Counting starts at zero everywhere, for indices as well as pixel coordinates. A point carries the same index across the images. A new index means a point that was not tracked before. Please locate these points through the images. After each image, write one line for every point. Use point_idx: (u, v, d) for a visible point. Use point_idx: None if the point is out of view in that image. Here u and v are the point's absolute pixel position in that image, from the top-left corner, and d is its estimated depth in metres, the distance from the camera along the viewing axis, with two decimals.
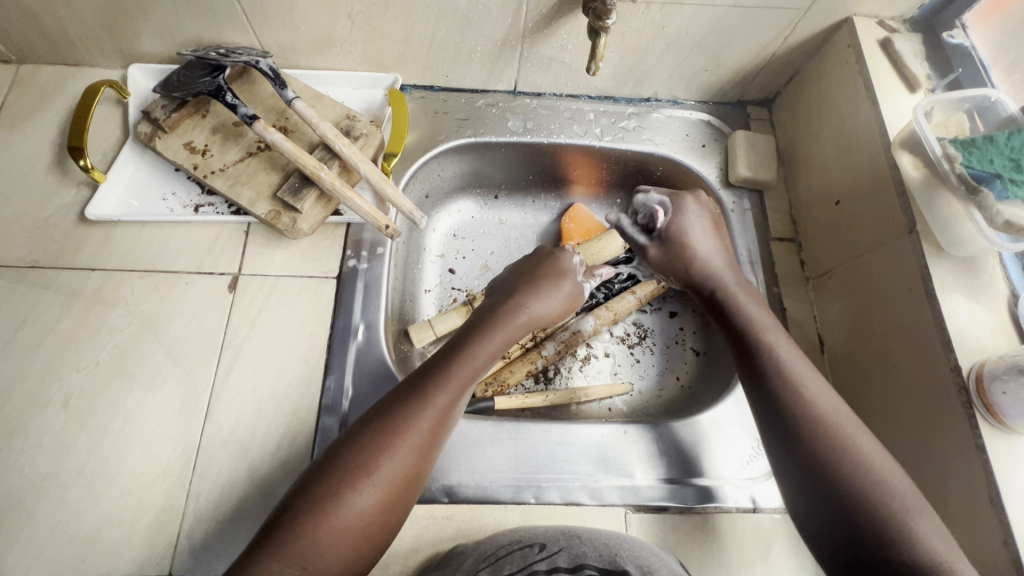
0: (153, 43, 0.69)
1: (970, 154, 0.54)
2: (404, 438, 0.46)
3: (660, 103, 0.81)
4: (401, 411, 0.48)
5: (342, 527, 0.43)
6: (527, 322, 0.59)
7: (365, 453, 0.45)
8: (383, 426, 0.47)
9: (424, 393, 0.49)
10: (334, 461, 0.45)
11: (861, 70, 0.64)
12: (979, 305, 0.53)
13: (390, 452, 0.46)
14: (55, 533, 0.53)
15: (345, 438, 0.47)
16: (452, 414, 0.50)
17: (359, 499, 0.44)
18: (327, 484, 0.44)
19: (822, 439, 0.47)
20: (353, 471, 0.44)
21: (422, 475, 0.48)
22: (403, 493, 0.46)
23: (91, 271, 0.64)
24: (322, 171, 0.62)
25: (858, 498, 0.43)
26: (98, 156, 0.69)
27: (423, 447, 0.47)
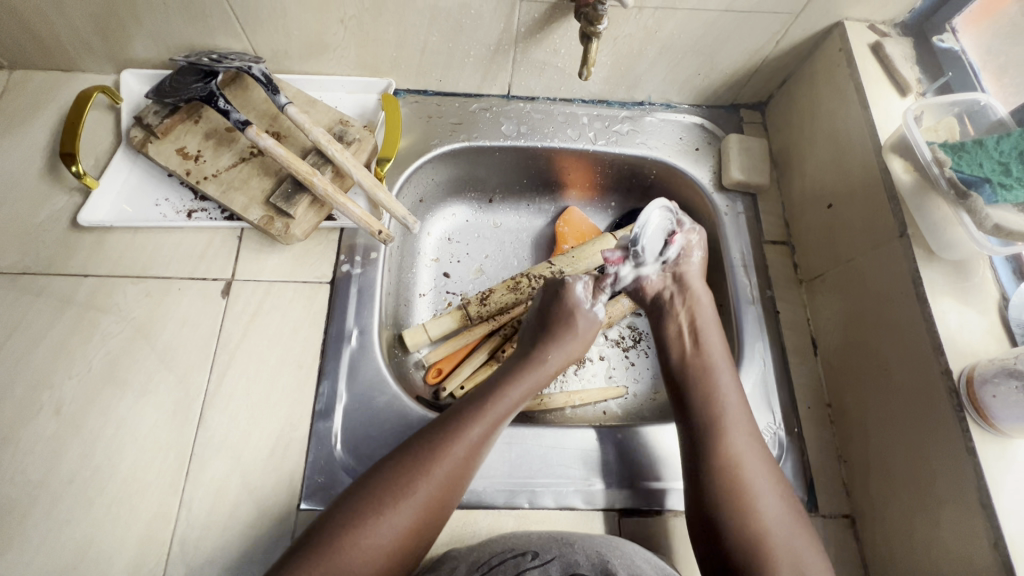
0: (145, 49, 0.69)
1: (959, 158, 0.55)
2: (435, 468, 0.49)
3: (653, 106, 0.81)
4: (435, 442, 0.50)
5: (370, 549, 0.44)
6: (555, 366, 0.62)
7: (399, 478, 0.48)
8: (422, 452, 0.49)
9: (457, 427, 0.52)
10: (367, 484, 0.48)
11: (852, 74, 0.65)
12: (970, 307, 0.53)
13: (421, 479, 0.48)
14: (47, 541, 0.53)
15: (380, 464, 0.50)
16: (486, 448, 0.52)
17: (388, 524, 0.46)
18: (365, 504, 0.46)
19: (741, 486, 0.52)
20: (386, 495, 0.47)
21: (449, 506, 0.49)
22: (429, 521, 0.48)
23: (84, 277, 0.64)
24: (315, 176, 0.62)
25: (759, 535, 0.50)
26: (91, 161, 0.69)
27: (452, 480, 0.49)
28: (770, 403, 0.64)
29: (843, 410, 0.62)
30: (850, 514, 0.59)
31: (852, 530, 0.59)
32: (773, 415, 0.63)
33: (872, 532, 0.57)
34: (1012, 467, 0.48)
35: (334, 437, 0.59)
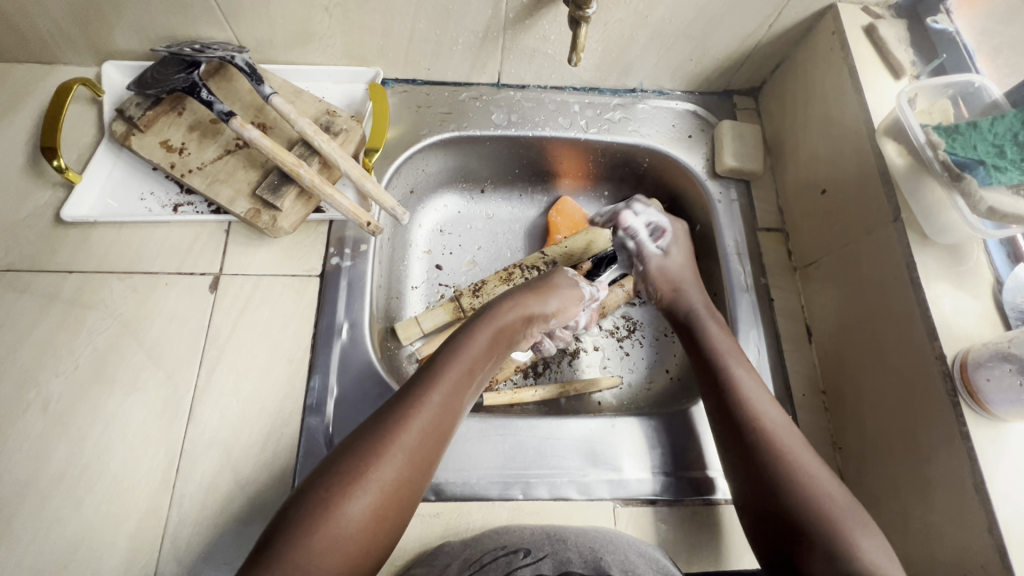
0: (127, 40, 0.67)
1: (953, 140, 0.54)
2: (396, 441, 0.47)
3: (645, 93, 0.80)
4: (392, 415, 0.49)
5: (339, 534, 0.43)
6: (521, 316, 0.61)
7: (359, 457, 0.46)
8: (377, 434, 0.48)
9: (412, 401, 0.50)
10: (329, 469, 0.46)
11: (845, 57, 0.64)
12: (964, 292, 0.53)
13: (383, 457, 0.46)
14: (37, 540, 0.52)
15: (342, 446, 0.48)
16: (446, 415, 0.51)
17: (353, 506, 0.44)
18: (320, 496, 0.44)
19: (777, 465, 0.50)
20: (346, 477, 0.45)
21: (420, 478, 0.48)
22: (400, 499, 0.47)
23: (69, 274, 0.63)
24: (301, 167, 0.61)
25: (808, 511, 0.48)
26: (74, 155, 0.67)
27: (417, 453, 0.48)
28: None
29: (837, 397, 0.62)
30: None
31: None
32: None
33: None
34: (1006, 451, 0.47)
35: (326, 431, 0.59)
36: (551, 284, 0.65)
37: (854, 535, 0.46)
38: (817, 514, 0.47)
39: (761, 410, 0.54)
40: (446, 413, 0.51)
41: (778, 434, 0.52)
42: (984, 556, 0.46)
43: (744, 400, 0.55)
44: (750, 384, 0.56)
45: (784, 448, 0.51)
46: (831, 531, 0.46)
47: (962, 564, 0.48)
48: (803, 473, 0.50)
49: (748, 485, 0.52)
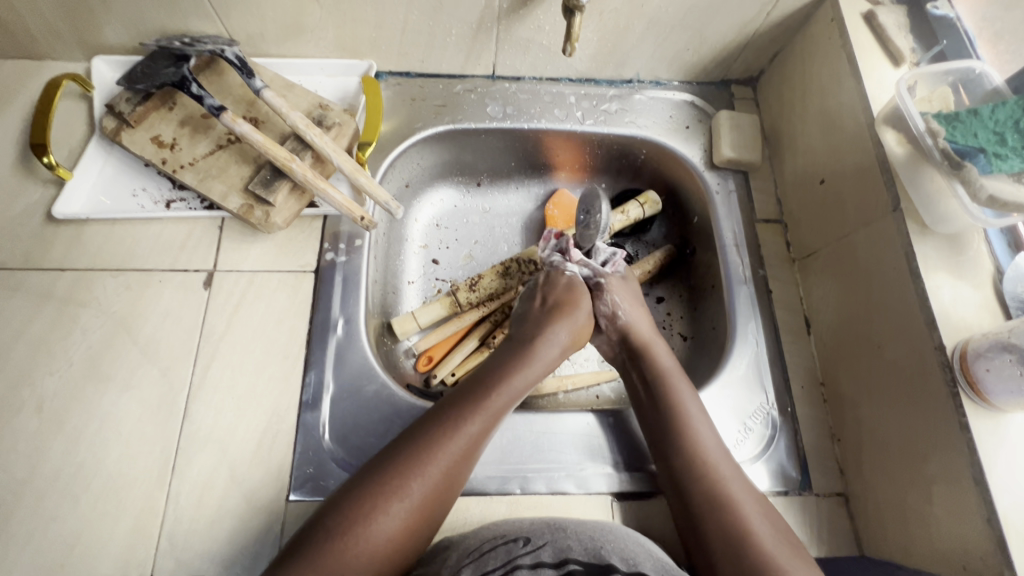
0: (116, 35, 0.67)
1: (953, 128, 0.53)
2: (431, 461, 0.49)
3: (642, 84, 0.79)
4: (431, 437, 0.50)
5: (371, 546, 0.45)
6: (558, 356, 0.62)
7: (396, 473, 0.48)
8: (413, 452, 0.49)
9: (448, 427, 0.51)
10: (365, 482, 0.47)
11: (844, 45, 0.63)
12: (964, 282, 0.52)
13: (417, 475, 0.48)
14: (33, 539, 0.52)
15: (378, 459, 0.50)
16: (481, 442, 0.52)
17: (387, 521, 0.46)
18: (355, 506, 0.46)
19: (709, 500, 0.51)
20: (383, 491, 0.47)
21: (447, 501, 0.49)
22: (427, 515, 0.48)
23: (62, 272, 0.62)
24: (293, 162, 0.60)
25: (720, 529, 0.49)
26: (65, 152, 0.67)
27: (449, 479, 0.49)
28: (762, 383, 0.63)
29: (837, 388, 0.62)
30: (844, 493, 0.59)
31: (845, 509, 0.59)
32: (766, 395, 0.63)
33: (865, 510, 0.57)
34: (1006, 442, 0.47)
35: (322, 427, 0.58)
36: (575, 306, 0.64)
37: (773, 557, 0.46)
38: (743, 545, 0.47)
39: (705, 440, 0.55)
40: (481, 440, 0.53)
41: (720, 468, 0.53)
42: (984, 548, 0.45)
43: (689, 430, 0.55)
44: (689, 406, 0.57)
45: (723, 482, 0.52)
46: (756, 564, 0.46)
47: (961, 556, 0.47)
48: (737, 511, 0.50)
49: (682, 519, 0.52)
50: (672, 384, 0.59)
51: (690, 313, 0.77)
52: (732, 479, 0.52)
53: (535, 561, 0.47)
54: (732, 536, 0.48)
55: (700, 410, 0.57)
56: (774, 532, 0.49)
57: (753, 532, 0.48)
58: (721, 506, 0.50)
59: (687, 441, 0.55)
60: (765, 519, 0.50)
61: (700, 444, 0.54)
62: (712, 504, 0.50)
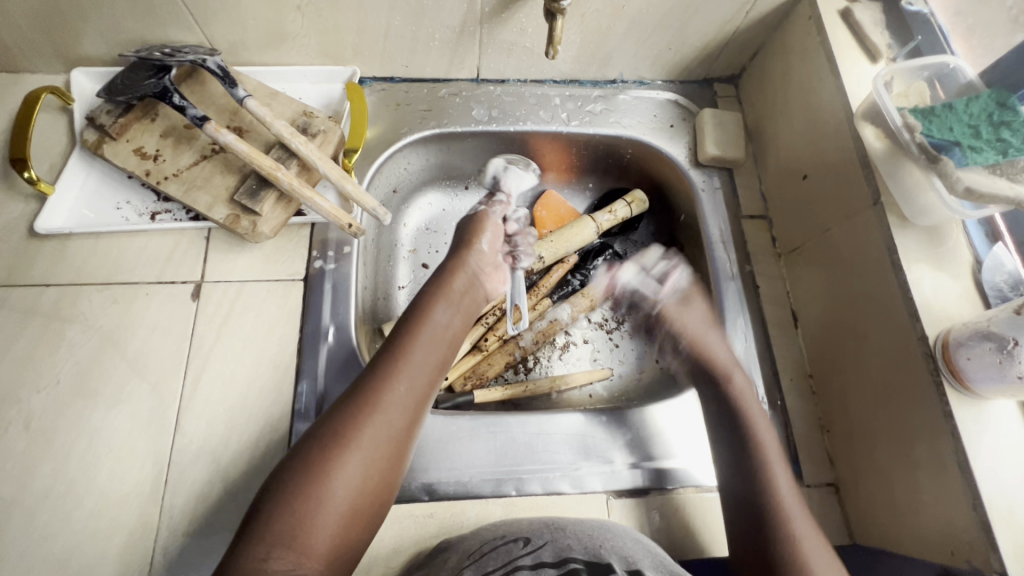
0: (95, 46, 0.66)
1: (930, 122, 0.54)
2: (378, 409, 0.49)
3: (626, 84, 0.80)
4: (376, 378, 0.51)
5: (329, 501, 0.44)
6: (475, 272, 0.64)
7: (342, 425, 0.47)
8: (338, 423, 0.47)
9: (387, 377, 0.51)
10: (322, 430, 0.47)
11: (822, 42, 0.64)
12: (944, 273, 0.53)
13: (364, 421, 0.48)
14: (23, 559, 0.51)
15: (326, 414, 0.49)
16: (418, 400, 0.52)
17: (344, 471, 0.45)
18: (287, 492, 0.44)
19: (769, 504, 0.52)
20: (339, 434, 0.47)
21: (394, 468, 0.49)
22: (390, 459, 0.48)
23: (46, 287, 0.61)
24: (279, 171, 0.60)
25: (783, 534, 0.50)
26: (45, 166, 0.66)
27: (411, 402, 0.51)
28: (752, 377, 0.64)
29: (825, 381, 0.63)
30: (834, 483, 0.60)
31: (837, 499, 0.60)
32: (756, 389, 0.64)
33: (856, 501, 0.58)
34: (988, 428, 0.48)
35: None
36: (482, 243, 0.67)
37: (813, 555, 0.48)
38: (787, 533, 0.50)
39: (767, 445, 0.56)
40: (415, 403, 0.51)
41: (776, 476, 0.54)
42: (972, 535, 0.46)
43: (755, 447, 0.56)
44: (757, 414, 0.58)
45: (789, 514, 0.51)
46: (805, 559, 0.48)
47: (947, 542, 0.48)
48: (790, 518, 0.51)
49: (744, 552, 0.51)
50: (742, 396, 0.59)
51: None
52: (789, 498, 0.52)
53: (535, 562, 0.47)
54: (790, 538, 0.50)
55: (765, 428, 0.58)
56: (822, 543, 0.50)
57: (808, 548, 0.49)
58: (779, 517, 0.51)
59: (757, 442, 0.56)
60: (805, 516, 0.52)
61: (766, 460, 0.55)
62: (774, 524, 0.50)
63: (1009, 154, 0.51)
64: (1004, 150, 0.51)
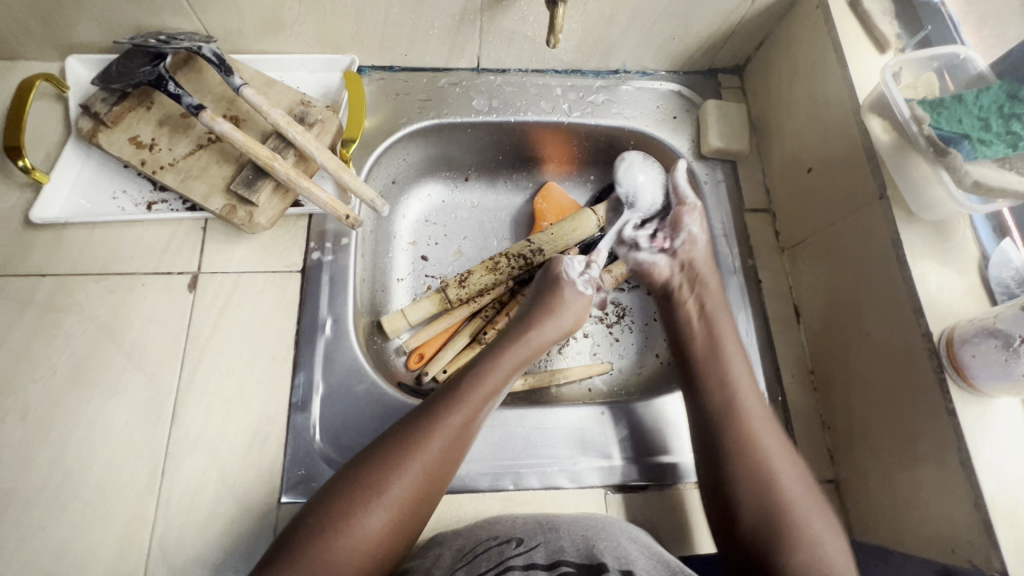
0: (90, 33, 0.65)
1: (938, 114, 0.53)
2: (422, 451, 0.49)
3: (629, 74, 0.78)
4: (417, 427, 0.51)
5: (358, 538, 0.45)
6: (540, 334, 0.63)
7: (382, 468, 0.48)
8: (381, 463, 0.48)
9: (439, 416, 0.52)
10: (354, 473, 0.48)
11: (829, 32, 0.62)
12: (950, 268, 0.52)
13: (407, 462, 0.49)
14: (20, 550, 0.51)
15: (369, 451, 0.50)
16: (467, 437, 0.52)
17: (373, 511, 0.46)
18: (320, 522, 0.45)
19: (755, 478, 0.52)
20: (378, 476, 0.48)
21: (431, 502, 0.49)
22: (426, 496, 0.49)
23: (42, 277, 0.61)
24: (275, 161, 0.59)
25: (771, 513, 0.51)
26: (41, 155, 0.65)
27: (457, 442, 0.51)
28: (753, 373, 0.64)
29: (826, 376, 0.62)
30: (834, 479, 0.60)
31: (837, 495, 0.59)
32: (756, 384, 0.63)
33: (856, 497, 0.58)
34: (991, 427, 0.48)
35: (312, 429, 0.58)
36: (560, 297, 0.65)
37: (811, 533, 0.50)
38: (780, 522, 0.50)
39: (751, 415, 0.56)
40: (467, 436, 0.52)
41: (773, 455, 0.53)
42: (974, 535, 0.46)
43: (732, 406, 0.56)
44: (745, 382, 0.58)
45: (784, 494, 0.51)
46: (797, 539, 0.49)
47: (949, 540, 0.48)
48: (780, 487, 0.52)
49: (723, 528, 0.53)
50: (732, 366, 0.59)
51: None
52: (788, 475, 0.52)
53: (527, 562, 0.48)
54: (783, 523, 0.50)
55: (754, 398, 0.57)
56: (808, 500, 0.52)
57: (804, 523, 0.50)
58: (773, 500, 0.51)
59: (735, 413, 0.56)
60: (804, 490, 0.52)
61: (752, 430, 0.55)
62: (768, 501, 0.51)
63: (1019, 148, 0.50)
64: (1014, 143, 0.50)
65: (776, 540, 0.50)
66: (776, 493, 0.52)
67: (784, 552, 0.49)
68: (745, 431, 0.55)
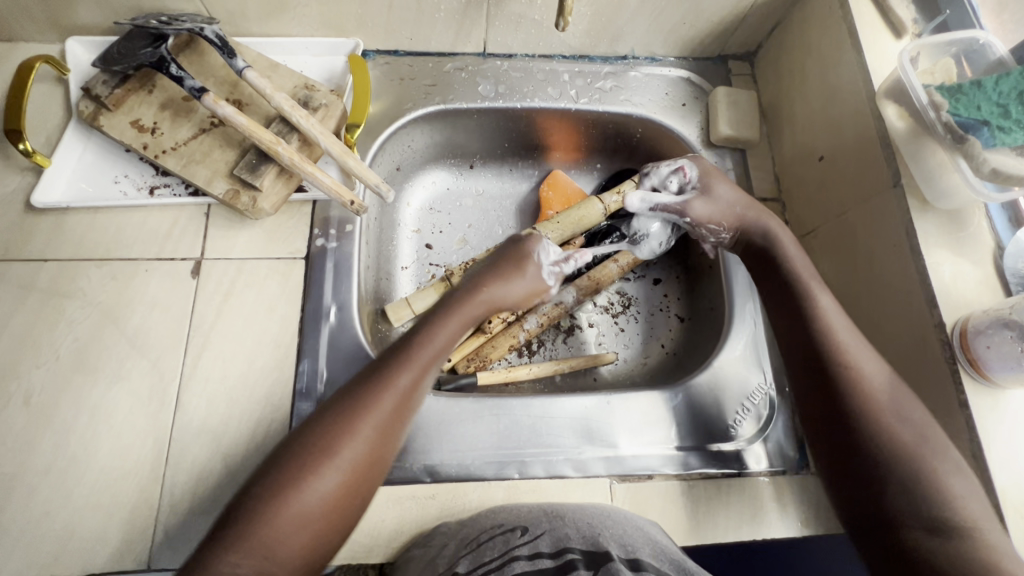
0: (91, 14, 0.64)
1: (958, 101, 0.51)
2: (370, 409, 0.47)
3: (637, 60, 0.77)
4: (364, 389, 0.48)
5: (307, 507, 0.43)
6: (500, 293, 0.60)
7: (330, 431, 0.46)
8: (327, 427, 0.46)
9: (389, 373, 0.50)
10: (302, 442, 0.45)
11: (845, 16, 0.61)
12: (965, 259, 0.52)
13: (357, 421, 0.46)
14: (25, 535, 0.51)
15: (313, 417, 0.48)
16: (418, 393, 0.50)
17: (323, 479, 0.44)
18: (265, 493, 0.43)
19: (863, 419, 0.47)
20: (325, 438, 0.45)
21: (383, 461, 0.48)
22: (377, 453, 0.47)
23: (44, 262, 0.60)
24: (279, 145, 0.58)
25: (888, 456, 0.45)
26: (41, 139, 0.65)
27: (408, 398, 0.49)
28: (760, 363, 0.64)
29: None
30: None
31: None
32: (764, 375, 0.64)
33: None
34: (1005, 418, 0.47)
35: None
36: (521, 269, 0.61)
37: (938, 477, 0.43)
38: (904, 470, 0.44)
39: (854, 355, 0.50)
40: (418, 393, 0.50)
41: (879, 391, 0.47)
42: None
43: (834, 343, 0.51)
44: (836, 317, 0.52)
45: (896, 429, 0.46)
46: (919, 480, 0.43)
47: None
48: (890, 425, 0.46)
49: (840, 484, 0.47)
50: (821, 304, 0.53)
51: (687, 294, 0.77)
52: (899, 414, 0.46)
53: (533, 551, 0.47)
54: (887, 452, 0.45)
55: (851, 337, 0.51)
56: (928, 435, 0.45)
57: (931, 466, 0.44)
58: (887, 441, 0.46)
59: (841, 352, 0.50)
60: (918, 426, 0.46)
61: (856, 369, 0.49)
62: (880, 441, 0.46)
63: None
64: None
65: (893, 489, 0.44)
66: (889, 430, 0.46)
67: (904, 499, 0.43)
68: (847, 372, 0.49)
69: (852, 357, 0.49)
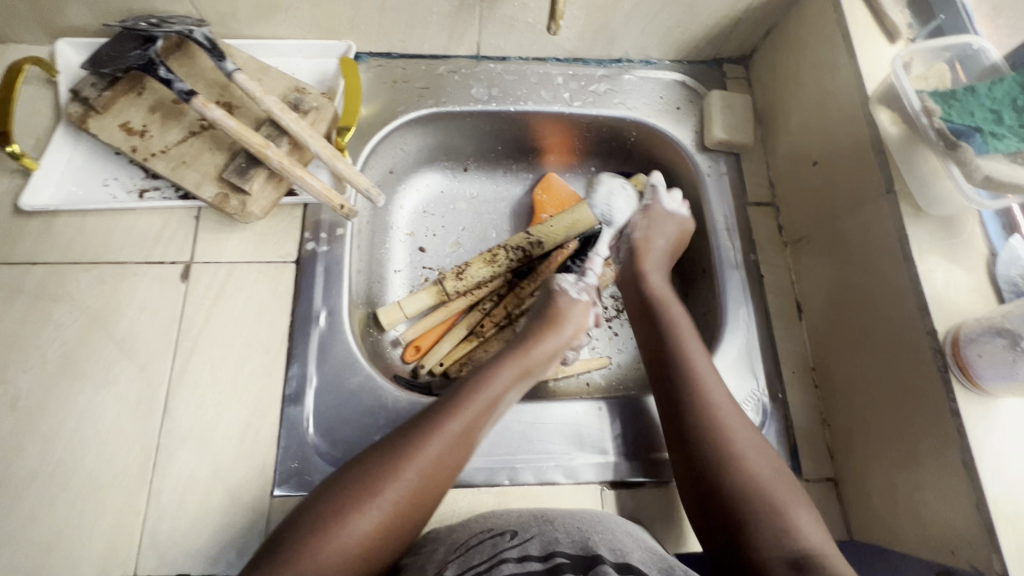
0: (81, 15, 0.64)
1: (950, 107, 0.51)
2: (421, 453, 0.48)
3: (632, 63, 0.77)
4: (416, 433, 0.50)
5: (345, 544, 0.44)
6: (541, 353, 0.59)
7: (381, 469, 0.47)
8: (378, 467, 0.47)
9: (442, 417, 0.51)
10: (350, 478, 0.47)
11: (838, 20, 0.61)
12: (958, 265, 0.51)
13: (406, 462, 0.48)
14: (10, 542, 0.51)
15: (363, 457, 0.49)
16: (468, 442, 0.51)
17: (364, 517, 0.45)
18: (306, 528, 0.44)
19: (719, 461, 0.50)
20: (374, 478, 0.47)
21: (424, 506, 0.48)
22: (419, 497, 0.48)
23: (32, 266, 0.60)
24: (268, 149, 0.58)
25: (746, 493, 0.48)
26: (30, 141, 0.64)
27: (458, 445, 0.50)
28: (753, 369, 0.63)
29: (827, 373, 0.61)
30: (833, 478, 0.59)
31: (835, 493, 0.59)
32: (756, 381, 0.62)
33: (855, 495, 0.57)
34: (995, 427, 0.47)
35: (305, 422, 0.57)
36: (562, 312, 0.63)
37: (788, 511, 0.47)
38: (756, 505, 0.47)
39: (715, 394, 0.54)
40: (467, 442, 0.51)
41: (734, 431, 0.52)
42: (976, 536, 0.45)
43: (695, 382, 0.55)
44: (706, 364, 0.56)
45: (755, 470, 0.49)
46: (771, 513, 0.47)
47: (948, 541, 0.47)
48: (747, 467, 0.50)
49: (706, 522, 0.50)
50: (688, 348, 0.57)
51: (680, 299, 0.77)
52: (751, 453, 0.51)
53: (521, 554, 0.47)
54: (737, 490, 0.49)
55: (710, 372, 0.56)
56: (774, 475, 0.50)
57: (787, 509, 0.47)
58: (740, 477, 0.49)
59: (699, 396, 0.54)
60: (769, 464, 0.50)
61: (713, 409, 0.53)
62: (730, 477, 0.49)
63: None
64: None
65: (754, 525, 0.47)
66: (747, 470, 0.49)
67: (766, 531, 0.46)
68: (709, 412, 0.53)
69: (707, 396, 0.54)
